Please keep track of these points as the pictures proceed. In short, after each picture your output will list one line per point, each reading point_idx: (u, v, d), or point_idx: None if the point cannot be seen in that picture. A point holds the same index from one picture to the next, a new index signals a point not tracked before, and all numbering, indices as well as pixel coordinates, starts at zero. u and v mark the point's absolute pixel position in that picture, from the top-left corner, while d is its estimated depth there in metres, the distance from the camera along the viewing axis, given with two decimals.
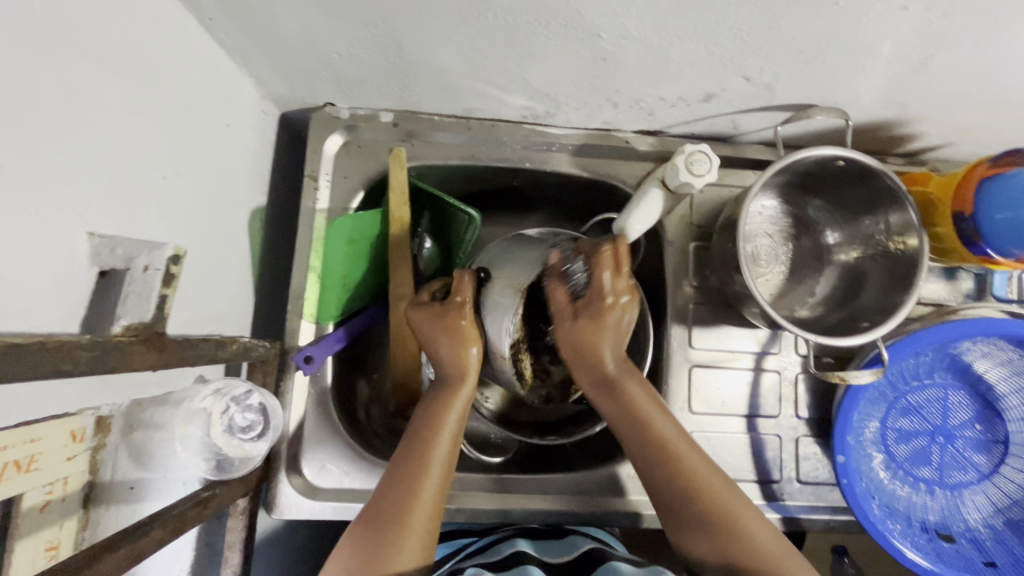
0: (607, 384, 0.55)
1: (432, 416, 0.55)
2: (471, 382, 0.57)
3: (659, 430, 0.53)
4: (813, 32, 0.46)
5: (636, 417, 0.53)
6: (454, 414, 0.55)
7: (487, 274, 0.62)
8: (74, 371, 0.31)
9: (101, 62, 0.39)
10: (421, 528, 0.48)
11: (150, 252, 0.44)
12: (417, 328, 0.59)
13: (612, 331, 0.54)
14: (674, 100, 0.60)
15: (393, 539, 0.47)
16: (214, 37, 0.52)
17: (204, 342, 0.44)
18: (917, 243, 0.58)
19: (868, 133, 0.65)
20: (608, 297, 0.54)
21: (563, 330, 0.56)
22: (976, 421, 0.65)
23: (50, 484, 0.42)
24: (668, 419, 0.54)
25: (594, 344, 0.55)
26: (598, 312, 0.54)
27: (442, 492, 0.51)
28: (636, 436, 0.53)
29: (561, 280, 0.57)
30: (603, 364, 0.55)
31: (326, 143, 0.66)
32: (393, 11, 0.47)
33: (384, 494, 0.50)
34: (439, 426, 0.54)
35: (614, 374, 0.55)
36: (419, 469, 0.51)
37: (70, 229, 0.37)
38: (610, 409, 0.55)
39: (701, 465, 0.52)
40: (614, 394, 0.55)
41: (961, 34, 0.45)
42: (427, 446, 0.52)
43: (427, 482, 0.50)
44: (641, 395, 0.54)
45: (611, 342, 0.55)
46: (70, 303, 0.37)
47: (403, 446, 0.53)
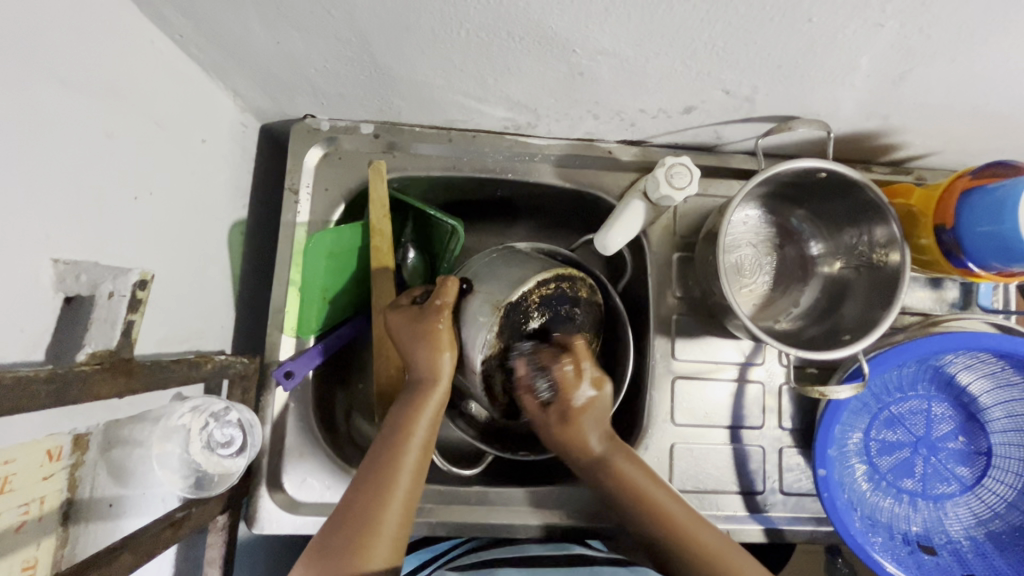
0: (596, 466, 0.56)
1: (403, 422, 0.54)
2: (444, 386, 0.57)
3: (656, 501, 0.54)
4: (789, 48, 0.45)
5: (617, 477, 0.56)
6: (425, 419, 0.55)
7: (470, 286, 0.61)
8: (32, 404, 0.31)
9: (66, 84, 0.38)
10: (389, 535, 0.49)
11: (114, 279, 0.41)
12: (396, 334, 0.59)
13: (592, 421, 0.56)
14: (655, 112, 0.59)
15: (359, 547, 0.47)
16: (188, 52, 0.51)
17: (175, 364, 0.44)
18: (900, 257, 0.58)
19: (852, 143, 0.64)
20: (574, 395, 0.56)
21: (543, 433, 0.58)
22: (959, 433, 0.65)
23: (26, 504, 0.42)
24: (659, 487, 0.55)
25: (575, 438, 0.57)
26: (567, 413, 0.56)
27: (411, 498, 0.51)
28: (630, 508, 0.55)
29: (572, 321, 0.58)
30: (588, 450, 0.57)
31: (307, 155, 0.66)
32: (366, 28, 0.46)
33: (353, 500, 0.50)
34: (410, 431, 0.54)
35: (602, 452, 0.56)
36: (389, 476, 0.51)
37: (33, 256, 0.36)
38: (608, 485, 0.56)
39: (699, 523, 0.53)
40: (609, 473, 0.56)
41: (938, 49, 0.45)
42: (397, 452, 0.52)
43: (396, 488, 0.50)
44: (630, 467, 0.56)
45: (594, 428, 0.56)
46: (35, 330, 0.37)
47: (373, 452, 0.53)
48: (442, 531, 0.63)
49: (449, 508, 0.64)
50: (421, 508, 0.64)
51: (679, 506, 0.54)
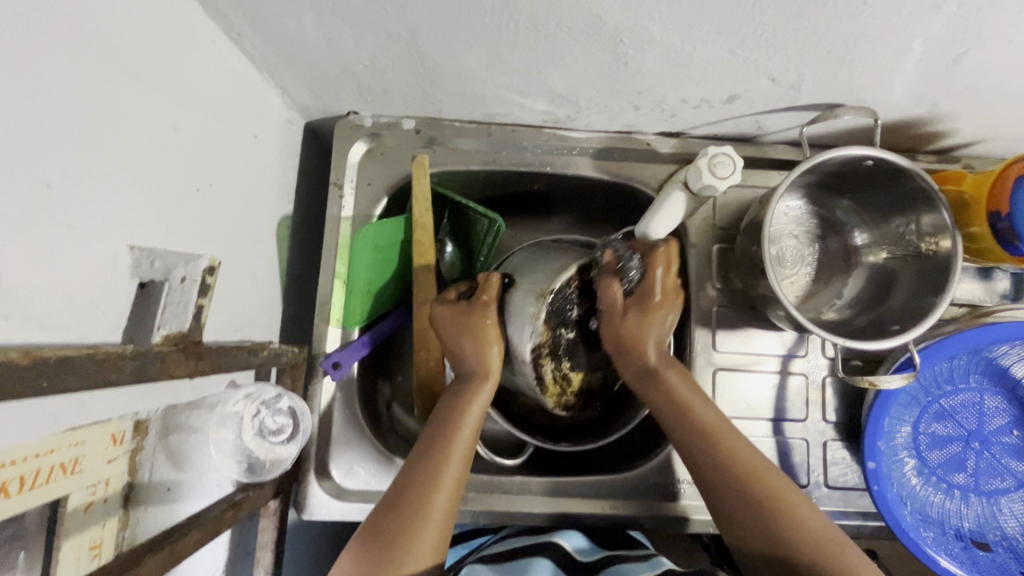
0: (646, 373, 0.56)
1: (454, 409, 0.55)
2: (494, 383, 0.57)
3: (702, 417, 0.54)
4: (839, 33, 0.45)
5: (664, 384, 0.56)
6: (474, 413, 0.55)
7: (512, 280, 0.63)
8: (119, 379, 0.32)
9: (138, 78, 0.40)
10: (439, 520, 0.49)
11: (188, 263, 0.45)
12: (441, 329, 0.60)
13: (657, 325, 0.56)
14: (697, 102, 0.59)
15: (407, 534, 0.47)
16: (243, 52, 0.53)
17: (237, 350, 0.46)
18: (951, 245, 0.57)
19: (898, 131, 0.63)
20: (658, 294, 0.56)
21: (615, 325, 0.57)
22: (1013, 427, 0.63)
23: (93, 485, 0.43)
24: (707, 404, 0.55)
25: (638, 338, 0.56)
26: (641, 306, 0.56)
27: (460, 485, 0.52)
28: (672, 418, 0.55)
29: (616, 276, 0.57)
30: (645, 358, 0.56)
31: (350, 151, 0.67)
32: (417, 22, 0.47)
33: (405, 483, 0.51)
34: (461, 419, 0.55)
35: (656, 363, 0.56)
36: (438, 463, 0.51)
37: (112, 243, 0.38)
38: (654, 399, 0.56)
39: (740, 440, 0.53)
40: (656, 384, 0.56)
41: (996, 30, 0.44)
42: (447, 441, 0.53)
43: (445, 475, 0.51)
44: (682, 381, 0.56)
45: (655, 333, 0.56)
46: (112, 313, 0.38)
47: (423, 442, 0.54)
48: (485, 520, 0.64)
49: (491, 497, 0.65)
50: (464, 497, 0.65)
51: (731, 430, 0.54)
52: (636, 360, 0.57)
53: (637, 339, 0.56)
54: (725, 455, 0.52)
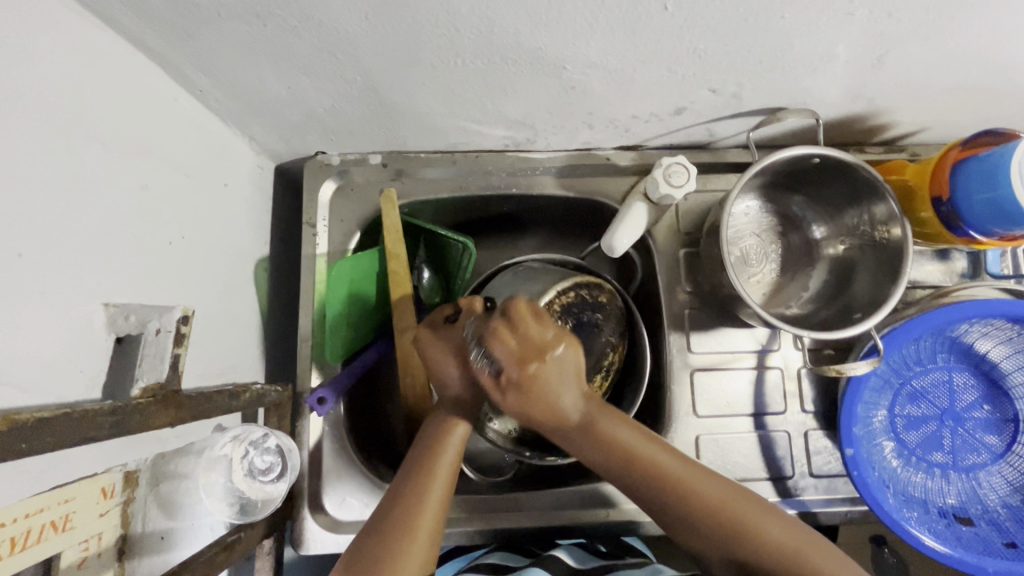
0: (579, 431, 0.54)
1: (437, 434, 0.57)
2: (480, 401, 0.58)
3: (629, 449, 0.54)
4: (768, 45, 0.48)
5: (602, 439, 0.54)
6: (458, 435, 0.57)
7: (495, 304, 0.64)
8: (100, 435, 0.33)
9: (103, 143, 0.42)
10: (424, 540, 0.50)
11: (161, 316, 0.44)
12: (427, 354, 0.58)
13: (557, 375, 0.51)
14: (647, 116, 0.62)
15: (395, 546, 0.48)
16: (207, 106, 0.55)
17: (218, 394, 0.47)
18: (902, 232, 0.59)
19: (843, 127, 0.66)
20: (532, 361, 0.50)
21: (505, 405, 0.53)
22: (983, 402, 0.65)
23: (86, 540, 0.44)
24: (668, 452, 0.54)
25: (530, 403, 0.52)
26: (520, 381, 0.50)
27: (445, 504, 0.53)
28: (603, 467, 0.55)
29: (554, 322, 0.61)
30: (567, 416, 0.53)
31: (320, 190, 0.69)
32: (369, 67, 0.49)
33: (393, 501, 0.52)
34: (445, 441, 0.56)
35: (579, 421, 0.54)
36: (424, 481, 0.53)
37: (86, 302, 0.40)
38: (596, 455, 0.55)
39: (653, 449, 0.54)
40: (594, 440, 0.54)
41: (911, 30, 0.47)
42: (432, 460, 0.54)
43: (432, 490, 0.52)
44: (624, 433, 0.54)
45: (568, 388, 0.52)
46: (91, 371, 0.40)
47: (409, 462, 0.55)
48: (480, 539, 0.65)
49: (485, 516, 0.66)
50: (458, 518, 0.66)
51: (656, 448, 0.54)
52: (563, 426, 0.54)
53: (552, 404, 0.52)
54: (636, 466, 0.53)
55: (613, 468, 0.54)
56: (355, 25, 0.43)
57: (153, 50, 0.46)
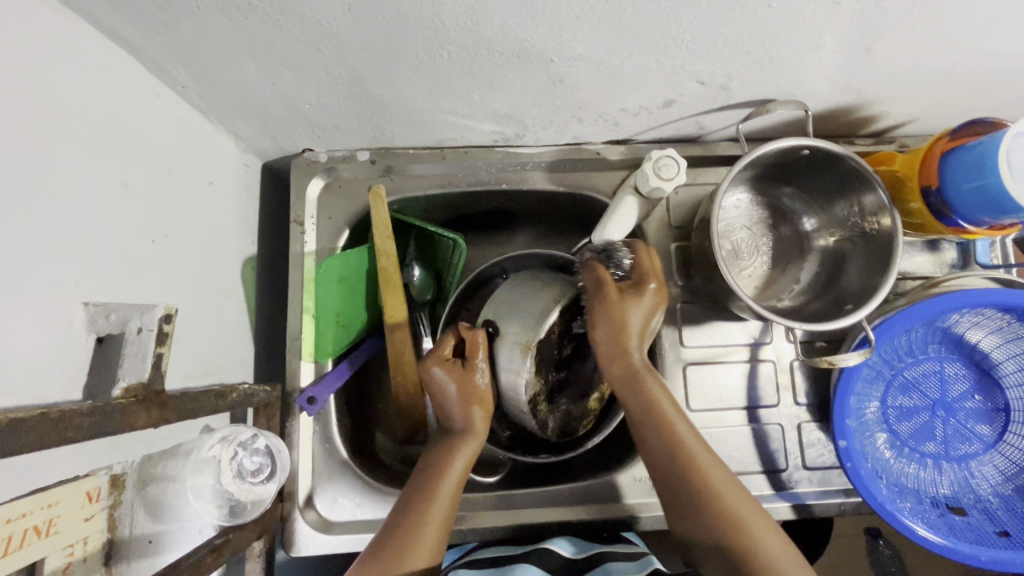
0: (629, 378, 0.56)
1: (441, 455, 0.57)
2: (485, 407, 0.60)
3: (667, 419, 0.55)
4: (755, 35, 0.47)
5: (644, 393, 0.55)
6: (462, 456, 0.57)
7: (496, 328, 0.62)
8: (78, 436, 0.33)
9: (81, 139, 0.41)
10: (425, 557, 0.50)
11: (142, 315, 0.43)
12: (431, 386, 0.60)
13: (641, 310, 0.56)
14: (636, 109, 0.61)
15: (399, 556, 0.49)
16: (190, 103, 0.54)
17: (203, 394, 0.46)
18: (891, 222, 0.59)
19: (832, 119, 0.66)
20: (637, 283, 0.56)
21: (603, 311, 0.56)
22: (974, 392, 0.65)
23: (70, 546, 0.43)
24: (688, 426, 0.55)
25: (626, 328, 0.55)
26: (614, 301, 0.55)
27: (446, 523, 0.53)
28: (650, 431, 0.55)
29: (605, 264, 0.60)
30: (629, 360, 0.56)
31: (308, 188, 0.69)
32: (354, 60, 0.49)
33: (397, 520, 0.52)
34: (448, 461, 0.56)
35: (639, 369, 0.56)
36: (427, 498, 0.53)
37: (66, 301, 0.39)
38: (633, 403, 0.56)
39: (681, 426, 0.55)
40: (637, 393, 0.55)
41: (897, 19, 0.47)
42: (436, 478, 0.55)
43: (435, 508, 0.53)
44: (664, 399, 0.56)
45: (640, 316, 0.56)
46: (71, 371, 0.39)
47: (414, 479, 0.56)
48: (474, 538, 0.65)
49: (479, 514, 0.65)
50: (451, 517, 0.65)
51: (685, 425, 0.55)
52: (619, 367, 0.56)
53: (621, 334, 0.55)
54: (669, 436, 0.54)
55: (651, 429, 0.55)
56: (339, 17, 0.42)
57: (132, 44, 0.45)
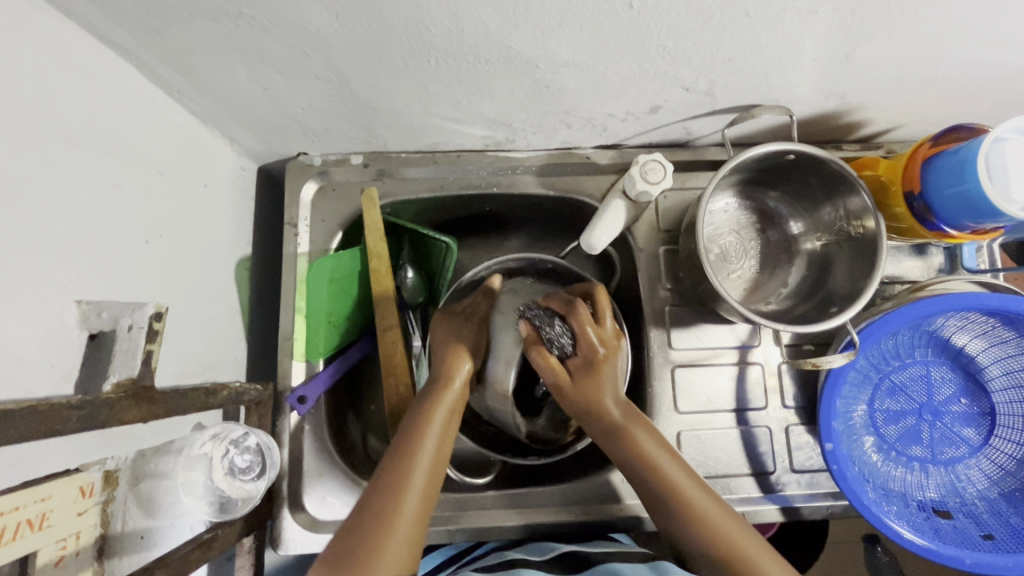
0: (613, 426, 0.56)
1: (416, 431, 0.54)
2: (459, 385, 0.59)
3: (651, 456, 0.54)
4: (734, 42, 0.48)
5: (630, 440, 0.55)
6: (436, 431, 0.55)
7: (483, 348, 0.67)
8: (66, 428, 0.34)
9: (76, 142, 0.42)
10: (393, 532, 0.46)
11: (133, 313, 0.45)
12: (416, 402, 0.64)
13: (605, 385, 0.58)
14: (623, 115, 0.62)
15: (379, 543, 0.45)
16: (185, 107, 0.56)
17: (193, 391, 0.47)
18: (875, 225, 0.60)
19: (818, 124, 0.67)
20: (598, 348, 0.59)
21: (571, 394, 0.59)
22: (961, 396, 0.66)
23: (63, 539, 0.44)
24: (678, 463, 0.54)
25: (598, 395, 0.58)
26: (590, 359, 0.59)
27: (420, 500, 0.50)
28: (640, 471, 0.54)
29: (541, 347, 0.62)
30: (609, 418, 0.57)
31: (302, 191, 0.70)
32: (343, 65, 0.50)
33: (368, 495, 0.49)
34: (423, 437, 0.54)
35: (622, 420, 0.56)
36: (401, 473, 0.50)
37: (59, 298, 0.40)
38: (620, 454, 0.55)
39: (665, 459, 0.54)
40: (621, 440, 0.55)
41: (874, 27, 0.47)
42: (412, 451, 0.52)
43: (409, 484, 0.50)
44: (650, 442, 0.55)
45: (611, 389, 0.58)
46: (63, 366, 0.40)
47: (390, 453, 0.53)
48: (462, 538, 0.65)
49: (467, 514, 0.66)
50: (440, 517, 0.66)
51: (674, 463, 0.54)
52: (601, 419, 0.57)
53: (597, 402, 0.57)
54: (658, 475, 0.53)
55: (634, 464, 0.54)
56: (325, 23, 0.44)
57: (126, 50, 0.46)
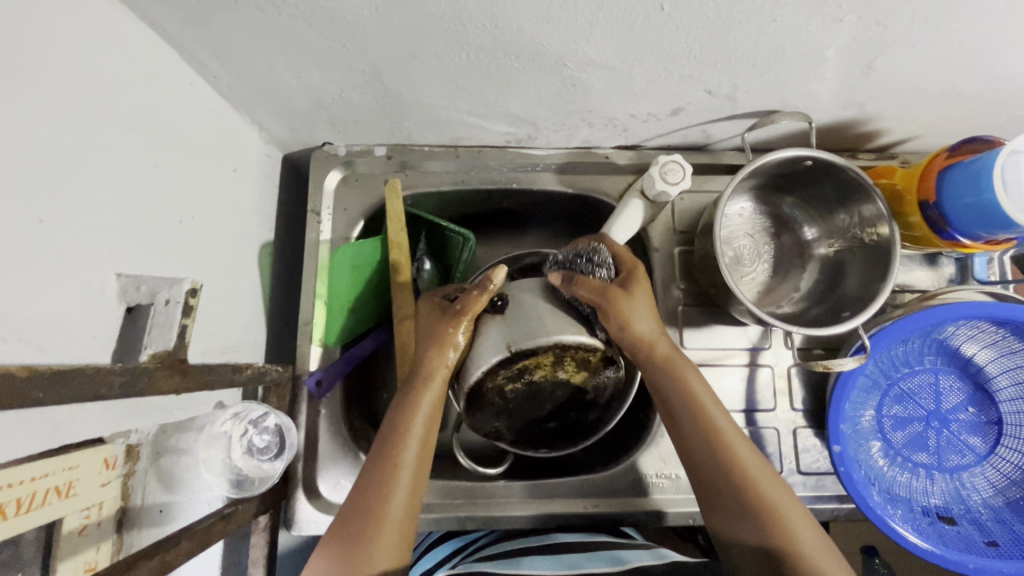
0: (663, 365, 0.56)
1: (401, 418, 0.55)
2: (436, 388, 0.57)
3: (727, 439, 0.54)
4: (761, 47, 0.50)
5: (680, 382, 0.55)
6: (425, 408, 0.56)
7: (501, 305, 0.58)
8: (108, 393, 0.35)
9: (120, 121, 0.44)
10: (393, 526, 0.51)
11: (170, 288, 0.46)
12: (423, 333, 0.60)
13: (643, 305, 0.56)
14: (645, 116, 0.64)
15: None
16: (220, 93, 0.57)
17: (222, 367, 0.49)
18: (889, 232, 0.61)
19: (835, 133, 0.68)
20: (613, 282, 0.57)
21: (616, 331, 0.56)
22: (968, 404, 0.66)
23: (87, 508, 0.45)
24: (721, 411, 0.56)
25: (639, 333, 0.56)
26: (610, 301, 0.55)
27: (414, 488, 0.53)
28: (689, 424, 0.55)
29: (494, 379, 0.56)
30: (657, 351, 0.56)
31: (326, 180, 0.71)
32: (378, 57, 0.51)
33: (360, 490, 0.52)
34: (410, 426, 0.55)
35: (666, 353, 0.56)
36: (389, 468, 0.53)
37: (100, 272, 0.41)
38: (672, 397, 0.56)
39: (740, 447, 0.54)
40: (674, 381, 0.56)
41: (896, 38, 0.49)
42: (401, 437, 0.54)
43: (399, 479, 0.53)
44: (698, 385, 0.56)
45: (642, 313, 0.56)
46: (102, 336, 0.42)
47: (379, 444, 0.55)
48: (471, 526, 0.66)
49: (476, 503, 0.67)
50: (450, 504, 0.67)
51: (718, 412, 0.55)
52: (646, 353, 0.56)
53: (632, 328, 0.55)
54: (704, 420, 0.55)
55: (699, 442, 0.54)
56: (366, 15, 0.45)
57: (171, 35, 0.48)
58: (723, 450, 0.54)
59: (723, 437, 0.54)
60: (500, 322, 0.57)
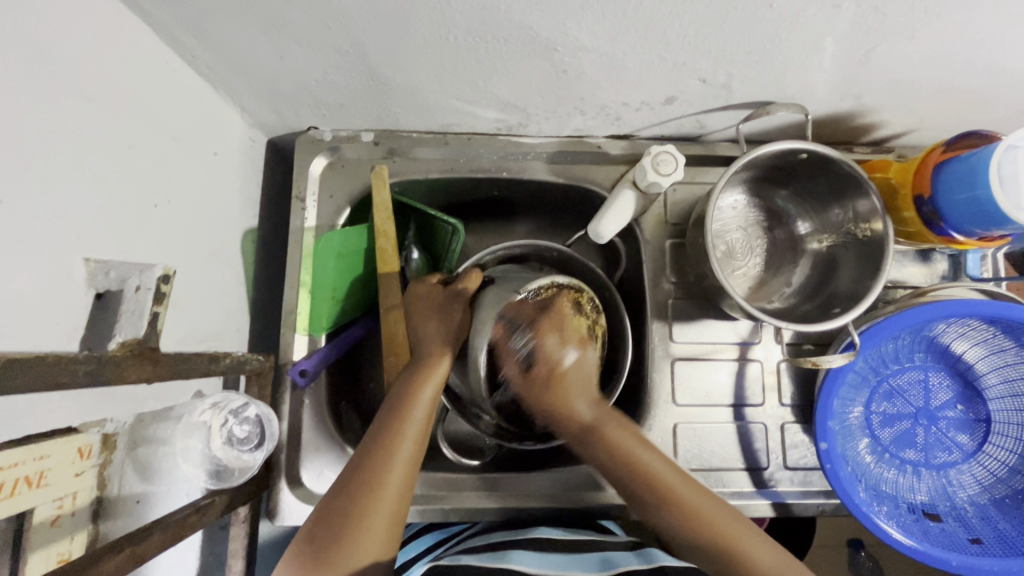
0: (585, 434, 0.57)
1: (407, 396, 0.56)
2: (447, 363, 0.60)
3: (627, 454, 0.55)
4: (756, 33, 0.48)
5: (607, 441, 0.56)
6: (429, 393, 0.57)
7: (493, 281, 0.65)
8: (70, 382, 0.34)
9: (90, 99, 0.42)
10: (393, 501, 0.51)
11: (141, 274, 0.45)
12: (414, 313, 0.64)
13: (577, 375, 0.58)
14: (638, 104, 0.62)
15: (348, 539, 0.47)
16: (198, 72, 0.55)
17: (197, 356, 0.47)
18: (883, 227, 0.60)
19: (831, 126, 0.67)
20: (556, 365, 0.57)
21: (527, 396, 0.59)
22: (957, 402, 0.66)
23: (60, 499, 0.44)
24: (652, 451, 0.55)
25: (561, 403, 0.57)
26: (547, 378, 0.57)
27: (415, 462, 0.54)
28: (624, 478, 0.55)
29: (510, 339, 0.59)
30: (577, 416, 0.57)
31: (311, 165, 0.70)
32: (361, 38, 0.49)
33: (358, 463, 0.52)
34: (415, 402, 0.56)
35: (591, 422, 0.57)
36: (392, 439, 0.53)
37: (66, 256, 0.40)
38: (599, 457, 0.56)
39: (640, 447, 0.55)
40: (597, 443, 0.56)
41: (895, 27, 0.47)
42: (404, 414, 0.55)
43: (400, 452, 0.53)
44: (625, 438, 0.56)
45: (580, 395, 0.58)
46: (70, 323, 0.40)
47: (380, 421, 0.55)
48: (456, 518, 0.66)
49: (461, 495, 0.66)
50: (434, 496, 0.66)
51: (644, 448, 0.55)
52: (570, 424, 0.58)
53: (564, 405, 0.57)
54: (635, 469, 0.54)
55: (611, 469, 0.56)
56: None
57: (145, 11, 0.46)
58: (631, 468, 0.54)
59: (648, 472, 0.54)
60: (496, 287, 0.63)
